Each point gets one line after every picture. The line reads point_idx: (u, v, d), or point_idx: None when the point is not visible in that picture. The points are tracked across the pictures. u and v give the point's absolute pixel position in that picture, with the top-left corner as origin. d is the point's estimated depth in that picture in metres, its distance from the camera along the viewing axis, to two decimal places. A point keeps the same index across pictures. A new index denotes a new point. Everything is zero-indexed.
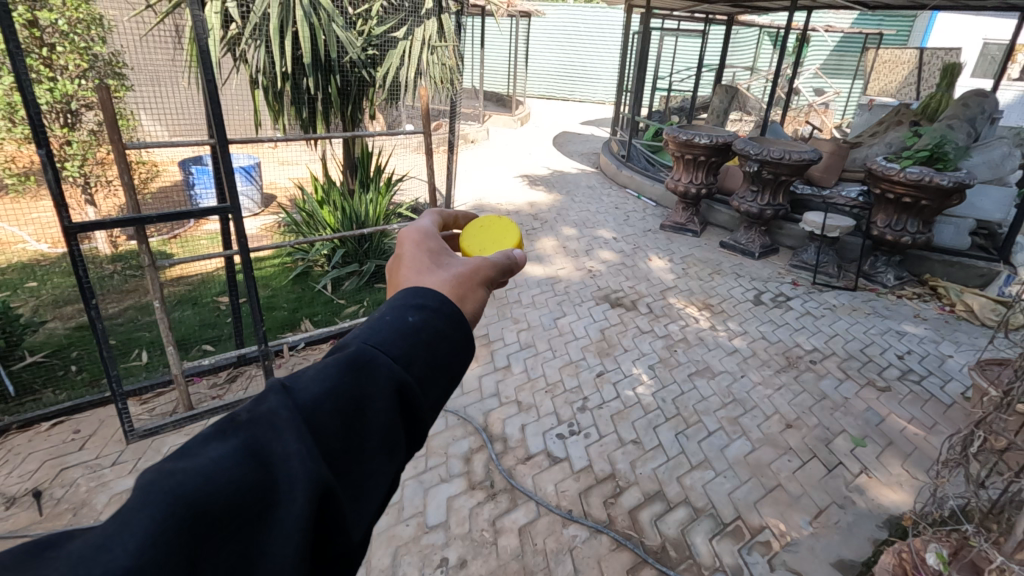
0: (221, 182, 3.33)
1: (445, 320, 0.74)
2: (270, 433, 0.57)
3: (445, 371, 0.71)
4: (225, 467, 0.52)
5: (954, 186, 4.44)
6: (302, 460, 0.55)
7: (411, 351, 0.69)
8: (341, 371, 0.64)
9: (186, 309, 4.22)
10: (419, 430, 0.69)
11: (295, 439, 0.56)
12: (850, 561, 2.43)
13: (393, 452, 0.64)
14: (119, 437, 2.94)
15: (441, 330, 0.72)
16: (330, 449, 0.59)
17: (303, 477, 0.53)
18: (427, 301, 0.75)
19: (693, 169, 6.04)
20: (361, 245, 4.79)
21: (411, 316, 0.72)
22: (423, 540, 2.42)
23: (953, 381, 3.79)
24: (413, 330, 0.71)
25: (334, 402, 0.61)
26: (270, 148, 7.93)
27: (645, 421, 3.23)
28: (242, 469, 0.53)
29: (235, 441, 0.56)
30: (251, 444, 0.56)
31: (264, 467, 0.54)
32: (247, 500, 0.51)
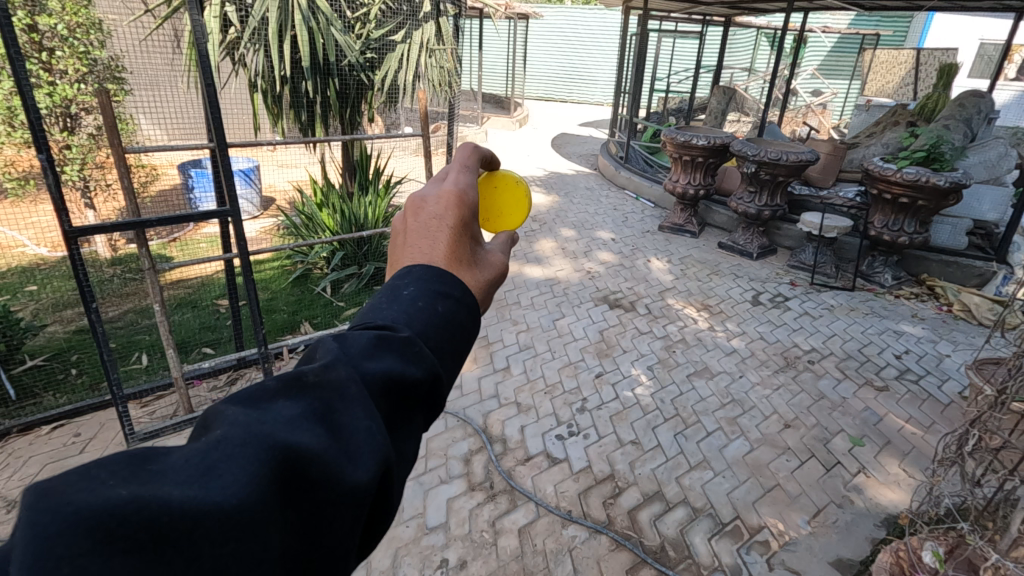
0: (220, 185, 3.33)
1: (464, 314, 0.74)
2: (336, 400, 0.59)
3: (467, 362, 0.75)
4: (301, 428, 0.55)
5: (951, 187, 4.46)
6: (372, 433, 0.58)
7: (446, 341, 0.71)
8: (395, 350, 0.65)
9: (186, 312, 4.23)
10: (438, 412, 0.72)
11: (364, 413, 0.58)
12: (848, 561, 2.44)
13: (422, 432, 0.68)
14: (119, 440, 2.95)
15: (466, 322, 0.74)
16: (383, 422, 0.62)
17: (373, 449, 0.57)
18: (450, 290, 0.74)
19: (691, 170, 6.07)
20: (360, 248, 4.81)
21: (439, 306, 0.72)
22: (423, 541, 2.43)
23: (951, 381, 3.80)
24: (448, 320, 0.72)
25: (391, 380, 0.63)
26: (268, 151, 7.95)
27: (644, 421, 3.25)
28: (315, 432, 0.55)
29: (304, 401, 0.58)
30: (319, 408, 0.58)
31: (332, 432, 0.57)
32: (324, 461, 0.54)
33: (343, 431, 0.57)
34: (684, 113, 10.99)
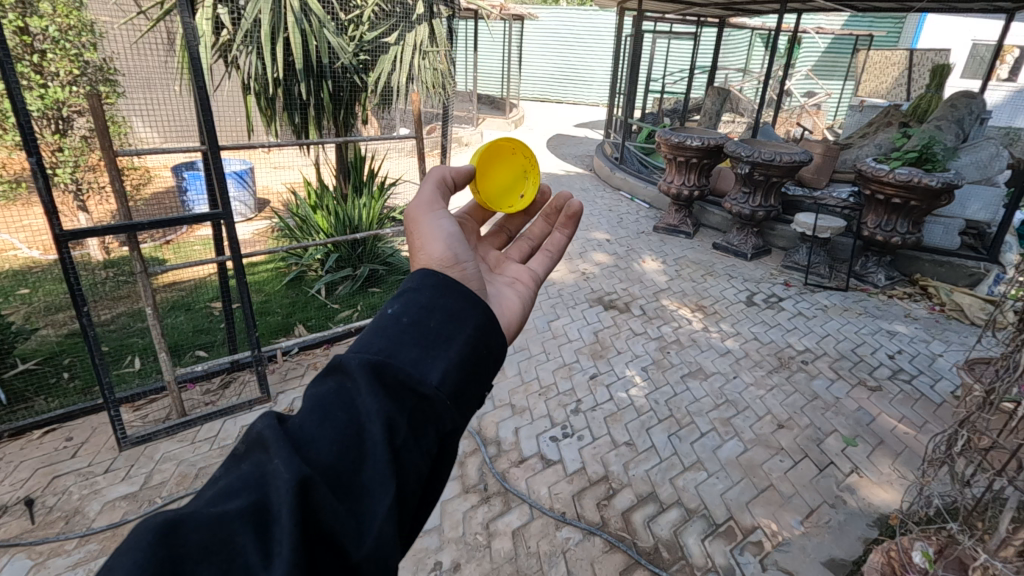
0: (212, 188, 3.31)
1: (425, 295, 0.85)
2: (265, 457, 0.67)
3: (437, 350, 0.79)
4: (224, 499, 0.63)
5: (943, 187, 4.48)
6: (283, 476, 0.64)
7: (390, 345, 0.78)
8: (327, 383, 0.75)
9: (180, 315, 4.22)
10: (422, 414, 0.74)
11: (280, 457, 0.65)
12: (841, 561, 2.45)
13: (394, 445, 0.70)
14: (112, 444, 2.93)
15: (422, 308, 0.83)
16: (317, 455, 0.67)
17: (285, 490, 0.62)
18: (405, 287, 0.87)
19: (686, 171, 6.09)
20: (354, 250, 4.79)
21: (391, 308, 0.84)
22: (417, 543, 2.43)
23: (944, 380, 3.82)
24: (393, 324, 0.81)
25: (317, 413, 0.70)
26: (263, 153, 7.94)
27: (638, 422, 3.25)
28: (239, 498, 0.63)
29: (240, 469, 0.67)
30: (251, 469, 0.66)
31: (260, 488, 0.64)
32: (239, 521, 0.61)
33: (268, 485, 0.64)
34: (678, 114, 11.04)
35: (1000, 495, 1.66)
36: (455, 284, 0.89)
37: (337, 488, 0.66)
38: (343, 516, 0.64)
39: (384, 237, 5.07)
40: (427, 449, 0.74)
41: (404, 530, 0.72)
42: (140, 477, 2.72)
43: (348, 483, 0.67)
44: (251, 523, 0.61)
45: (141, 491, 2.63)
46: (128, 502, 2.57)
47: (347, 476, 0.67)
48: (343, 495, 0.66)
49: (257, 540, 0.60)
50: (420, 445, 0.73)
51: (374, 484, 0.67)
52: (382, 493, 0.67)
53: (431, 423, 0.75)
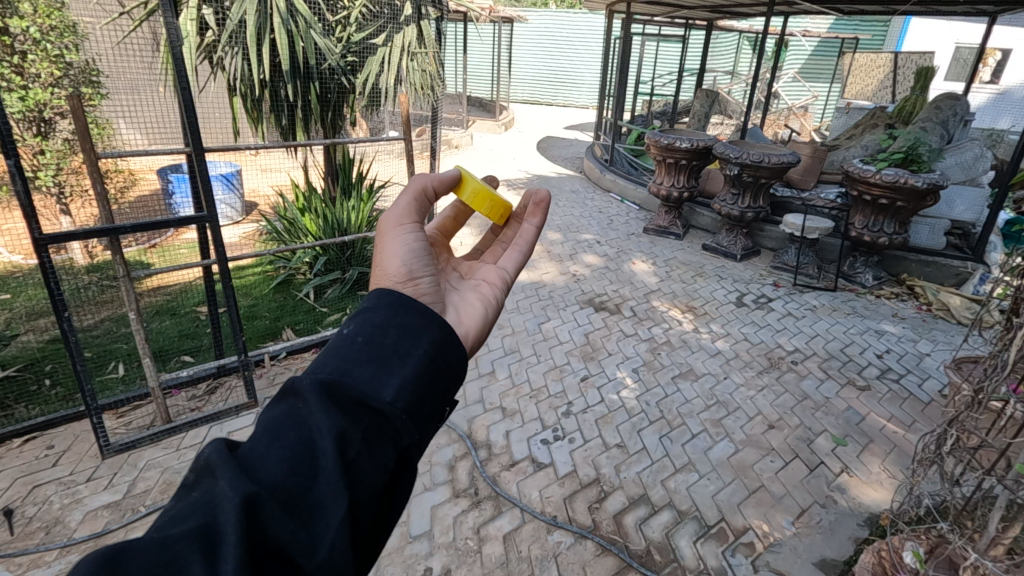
0: (197, 190, 3.26)
1: (381, 313, 0.83)
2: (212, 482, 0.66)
3: (393, 366, 0.78)
4: (171, 525, 0.62)
5: (929, 188, 4.52)
6: (231, 497, 0.62)
7: (344, 363, 0.76)
8: (278, 404, 0.73)
9: (165, 320, 4.16)
10: (381, 427, 0.73)
11: (227, 479, 0.64)
12: (832, 561, 2.44)
13: (348, 459, 0.68)
14: (95, 452, 2.88)
15: (378, 325, 0.82)
16: (266, 475, 0.66)
17: (233, 511, 0.61)
18: (361, 305, 0.86)
19: (675, 172, 6.10)
20: (343, 253, 4.72)
21: (347, 326, 0.82)
22: (406, 550, 2.39)
23: (931, 380, 3.85)
24: (348, 343, 0.79)
25: (268, 434, 0.69)
26: (251, 155, 7.88)
27: (629, 424, 3.24)
28: (184, 524, 0.62)
29: (188, 497, 0.66)
30: (198, 494, 0.65)
31: (208, 512, 0.63)
32: (181, 546, 0.59)
33: (215, 510, 0.63)
34: (668, 115, 11.11)
35: (988, 493, 1.67)
36: (410, 301, 0.87)
37: (288, 505, 0.64)
38: (295, 531, 0.62)
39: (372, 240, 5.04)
40: (385, 464, 0.72)
41: (364, 549, 0.70)
42: (124, 485, 2.67)
43: (299, 500, 0.65)
44: (198, 545, 0.59)
45: (125, 500, 2.58)
46: (112, 511, 2.51)
47: (300, 494, 0.65)
48: (295, 513, 0.64)
49: (204, 560, 0.58)
50: (379, 456, 0.71)
51: (328, 498, 0.65)
52: (333, 507, 0.65)
53: (391, 435, 0.73)
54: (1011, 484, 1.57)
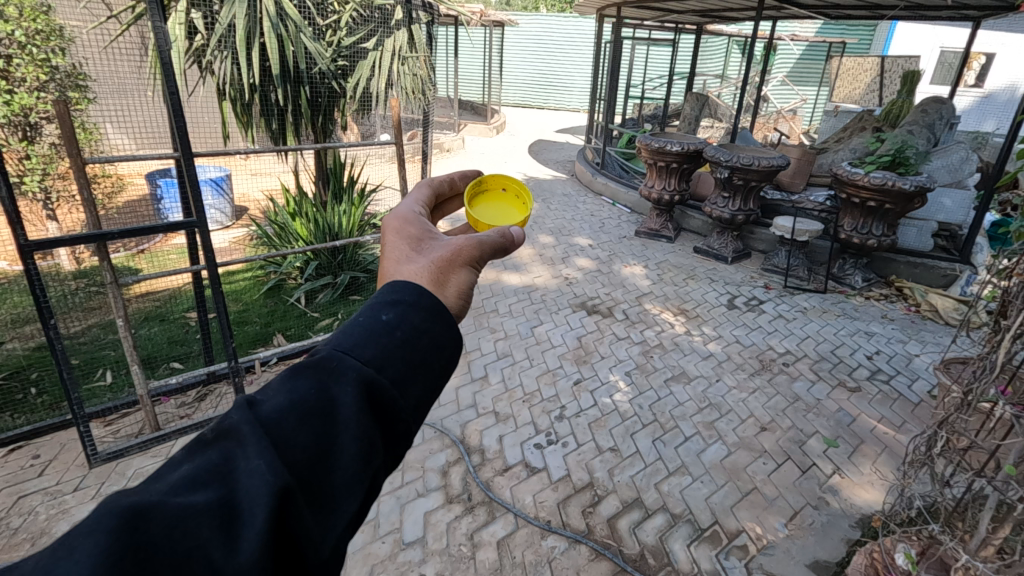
0: (186, 196, 3.22)
1: (420, 314, 0.80)
2: (234, 451, 0.64)
3: (420, 373, 0.76)
4: (188, 491, 0.60)
5: (916, 190, 4.58)
6: (259, 474, 0.61)
7: (381, 357, 0.74)
8: (307, 380, 0.70)
9: (154, 326, 4.12)
10: (396, 431, 0.73)
11: (254, 454, 0.63)
12: (825, 563, 2.45)
13: (366, 458, 0.69)
14: (81, 461, 2.84)
15: (417, 326, 0.79)
16: (290, 456, 0.64)
17: (261, 491, 0.59)
18: (400, 296, 0.82)
19: (666, 175, 6.13)
20: (334, 258, 4.73)
21: (385, 314, 0.79)
22: (399, 557, 2.37)
23: (921, 380, 3.88)
24: (386, 334, 0.76)
25: (296, 413, 0.67)
26: (241, 160, 7.83)
27: (622, 428, 3.24)
28: (204, 492, 0.60)
29: (205, 459, 0.64)
30: (218, 462, 0.63)
31: (227, 484, 0.61)
32: (202, 516, 0.57)
33: (237, 482, 0.61)
34: (658, 119, 11.20)
35: (977, 493, 1.68)
36: (447, 309, 0.84)
37: (306, 491, 0.64)
38: (308, 520, 0.63)
39: (364, 244, 5.03)
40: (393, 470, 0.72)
41: None
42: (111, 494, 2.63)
43: (315, 489, 0.65)
44: (217, 518, 0.58)
45: None
46: None
47: (317, 482, 0.65)
48: (310, 501, 0.64)
49: (223, 535, 0.56)
50: (387, 460, 0.73)
51: (342, 495, 0.66)
52: (345, 502, 0.66)
53: (402, 441, 0.75)
54: (1001, 485, 1.58)
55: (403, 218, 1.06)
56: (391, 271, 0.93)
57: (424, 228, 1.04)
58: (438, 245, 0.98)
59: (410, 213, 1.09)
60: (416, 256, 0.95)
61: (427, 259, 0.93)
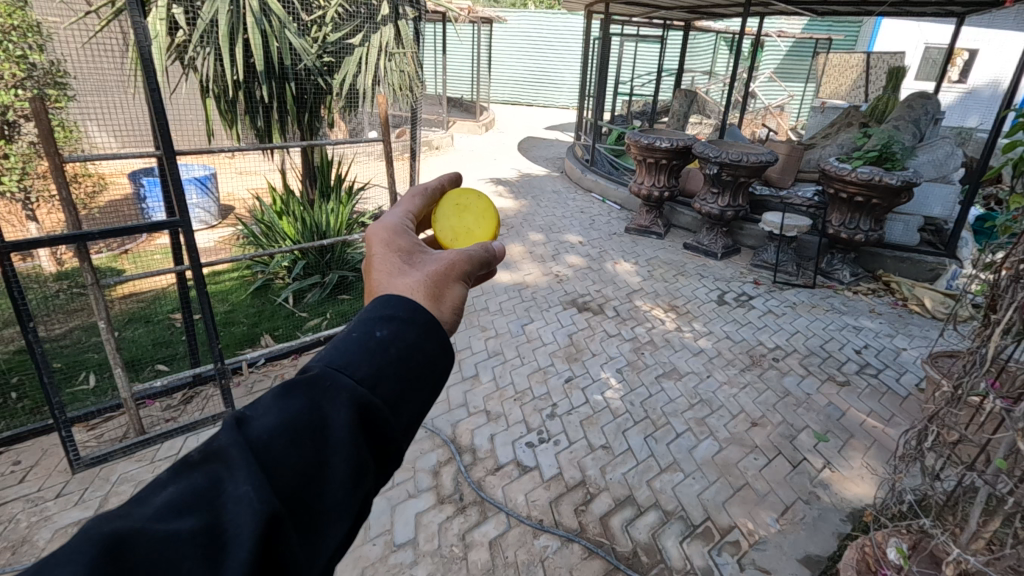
0: (168, 196, 3.16)
1: (416, 330, 0.78)
2: (222, 473, 0.62)
3: (414, 394, 0.75)
4: (173, 515, 0.57)
5: (902, 186, 4.61)
6: (248, 502, 0.59)
7: (375, 375, 0.72)
8: (298, 398, 0.68)
9: (138, 328, 4.06)
10: (387, 453, 0.72)
11: (244, 481, 0.61)
12: (816, 557, 2.46)
13: (356, 481, 0.67)
14: (64, 466, 2.78)
15: (411, 342, 0.76)
16: (278, 483, 0.62)
17: (248, 520, 0.57)
18: (396, 311, 0.80)
19: (655, 172, 6.13)
20: (322, 257, 4.66)
21: (380, 330, 0.76)
22: (390, 559, 2.34)
23: (908, 374, 3.92)
24: (379, 350, 0.74)
25: (285, 435, 0.65)
26: (227, 158, 7.73)
27: (614, 425, 3.23)
28: (189, 515, 0.58)
29: (189, 481, 0.61)
30: (205, 485, 0.61)
31: (212, 509, 0.59)
32: (188, 542, 0.55)
33: (223, 507, 0.59)
34: (647, 116, 11.23)
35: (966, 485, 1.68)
36: (441, 324, 0.82)
37: (294, 517, 0.62)
38: (296, 547, 0.61)
39: (352, 243, 4.98)
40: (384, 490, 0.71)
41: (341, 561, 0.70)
42: (94, 500, 2.57)
43: (304, 514, 0.63)
44: (202, 545, 0.56)
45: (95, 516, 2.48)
46: None
47: (306, 507, 0.64)
48: (299, 526, 0.62)
49: (207, 563, 0.54)
50: (378, 481, 0.71)
51: (331, 520, 0.64)
52: (333, 526, 0.64)
53: (393, 461, 0.73)
54: (990, 478, 1.57)
55: (389, 231, 1.04)
56: (384, 283, 0.90)
57: (412, 241, 1.03)
58: (430, 258, 0.97)
59: (396, 224, 1.07)
60: (408, 270, 0.93)
61: (421, 273, 0.91)
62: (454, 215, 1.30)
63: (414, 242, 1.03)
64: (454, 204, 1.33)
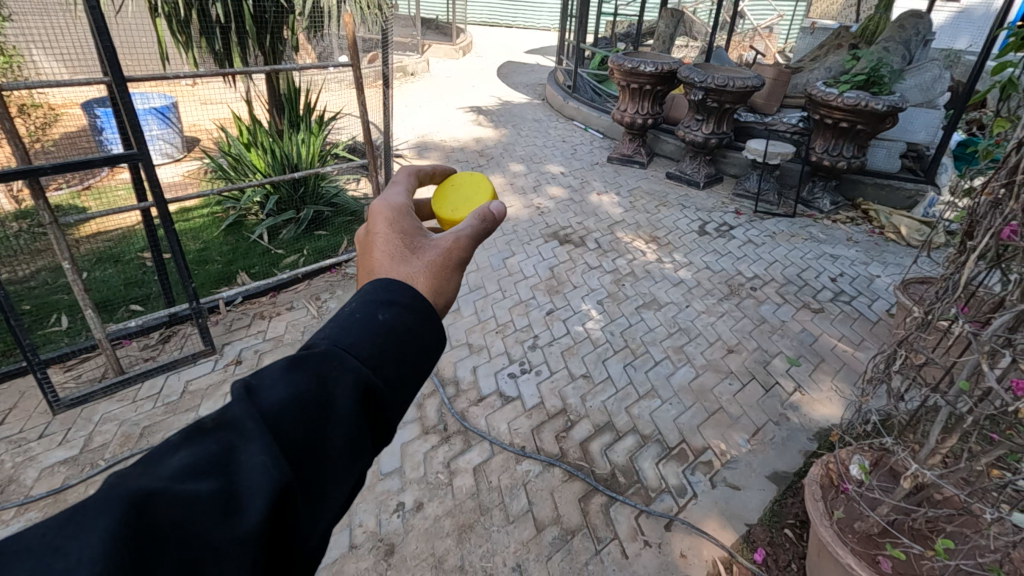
0: (123, 126, 2.97)
1: (414, 317, 0.80)
2: (236, 440, 0.62)
3: (411, 377, 0.76)
4: (188, 477, 0.57)
5: (888, 111, 4.54)
6: (264, 468, 0.59)
7: (378, 358, 0.73)
8: (307, 371, 0.68)
9: (108, 268, 3.94)
10: (384, 431, 0.73)
11: (260, 449, 0.60)
12: (783, 473, 2.60)
13: (358, 454, 0.68)
14: (44, 408, 2.76)
15: (410, 327, 0.78)
16: (289, 452, 0.63)
17: (264, 486, 0.58)
18: (395, 297, 0.81)
19: (639, 98, 5.93)
20: (296, 191, 4.49)
21: (381, 315, 0.77)
22: (378, 487, 2.42)
23: (880, 300, 4.02)
24: (380, 332, 0.75)
25: (295, 408, 0.64)
26: (188, 86, 7.27)
27: (594, 355, 3.30)
28: (206, 477, 0.58)
29: (202, 446, 0.61)
30: (218, 450, 0.61)
31: (227, 473, 0.59)
32: (206, 502, 0.55)
33: (238, 472, 0.59)
34: (632, 37, 10.74)
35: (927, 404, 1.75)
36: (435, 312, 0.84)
37: (303, 486, 0.63)
38: (303, 515, 0.62)
39: (327, 176, 4.80)
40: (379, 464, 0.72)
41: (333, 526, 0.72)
42: (79, 439, 2.58)
43: (311, 483, 0.64)
44: (219, 506, 0.56)
45: (81, 455, 2.49)
46: (69, 466, 2.44)
47: (313, 475, 0.64)
48: (306, 495, 0.63)
49: (226, 525, 0.55)
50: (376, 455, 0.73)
51: (334, 490, 0.66)
52: (338, 495, 0.66)
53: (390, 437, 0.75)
54: (952, 398, 1.63)
55: (393, 208, 1.04)
56: (385, 267, 0.91)
57: (414, 223, 1.02)
58: (431, 245, 0.97)
59: (400, 202, 1.06)
60: (410, 256, 0.93)
61: (423, 262, 0.92)
62: (451, 194, 1.32)
63: (416, 224, 1.02)
64: (451, 183, 1.34)
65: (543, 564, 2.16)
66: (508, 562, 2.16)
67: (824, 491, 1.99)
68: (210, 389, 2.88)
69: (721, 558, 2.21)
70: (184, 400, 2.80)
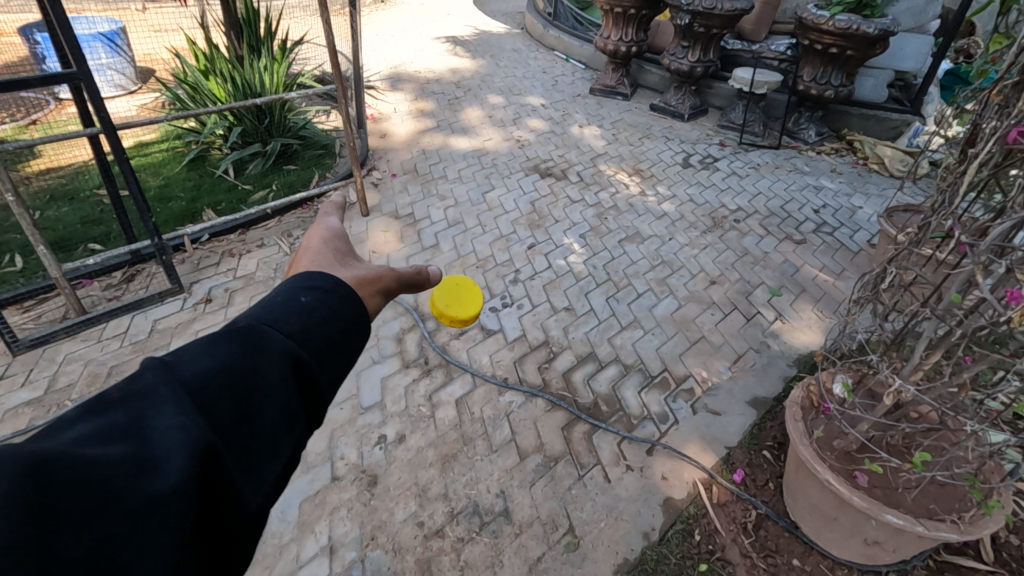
0: (56, 41, 2.68)
1: (336, 298, 0.86)
2: (152, 406, 0.63)
3: (335, 353, 0.82)
4: (99, 443, 0.58)
5: (879, 35, 4.38)
6: (181, 428, 0.61)
7: (299, 329, 0.79)
8: (226, 345, 0.72)
9: (62, 206, 3.71)
10: (309, 405, 0.78)
11: (175, 413, 0.62)
12: (763, 398, 2.63)
13: (282, 424, 0.72)
14: (3, 350, 2.63)
15: (335, 308, 0.84)
16: (211, 415, 0.66)
17: (182, 444, 0.59)
18: (317, 282, 0.87)
19: (623, 24, 5.64)
20: (261, 122, 4.22)
21: (302, 297, 0.84)
22: (359, 420, 2.38)
23: (862, 231, 4.01)
24: (296, 310, 0.81)
25: (216, 378, 0.68)
26: (137, 11, 6.70)
27: (577, 288, 3.25)
28: (121, 442, 0.59)
29: (112, 415, 0.62)
30: (130, 418, 0.62)
31: (141, 437, 0.60)
32: (116, 465, 0.56)
33: (156, 433, 0.60)
34: None
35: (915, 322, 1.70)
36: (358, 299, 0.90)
37: (228, 452, 0.65)
38: (231, 476, 0.64)
39: (293, 106, 4.51)
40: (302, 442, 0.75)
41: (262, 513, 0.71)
42: (43, 380, 2.48)
43: (236, 450, 0.66)
44: (137, 462, 0.57)
45: (46, 396, 2.40)
46: (34, 408, 2.35)
47: (238, 443, 0.67)
48: (232, 460, 0.65)
49: (142, 481, 0.56)
50: (303, 432, 0.77)
51: (257, 454, 0.68)
52: (262, 459, 0.68)
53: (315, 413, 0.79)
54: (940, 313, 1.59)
55: (332, 235, 1.17)
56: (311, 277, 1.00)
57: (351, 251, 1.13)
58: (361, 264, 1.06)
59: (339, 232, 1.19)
60: (339, 268, 1.02)
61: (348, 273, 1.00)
62: None
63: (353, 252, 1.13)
64: None
65: (527, 490, 2.17)
66: (492, 489, 2.16)
67: (805, 412, 2.00)
68: (179, 328, 2.77)
69: (701, 479, 2.25)
70: (153, 340, 2.69)
